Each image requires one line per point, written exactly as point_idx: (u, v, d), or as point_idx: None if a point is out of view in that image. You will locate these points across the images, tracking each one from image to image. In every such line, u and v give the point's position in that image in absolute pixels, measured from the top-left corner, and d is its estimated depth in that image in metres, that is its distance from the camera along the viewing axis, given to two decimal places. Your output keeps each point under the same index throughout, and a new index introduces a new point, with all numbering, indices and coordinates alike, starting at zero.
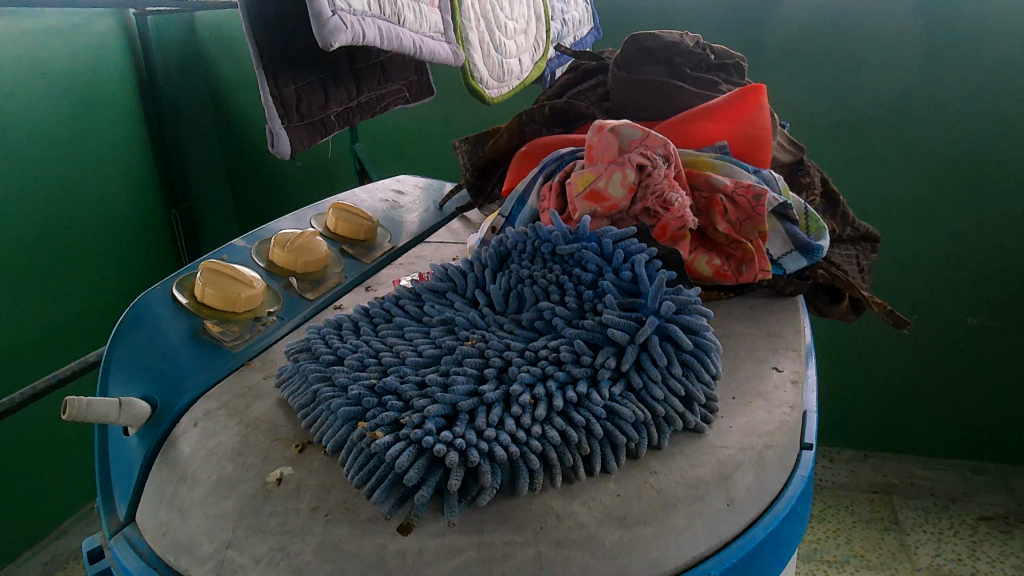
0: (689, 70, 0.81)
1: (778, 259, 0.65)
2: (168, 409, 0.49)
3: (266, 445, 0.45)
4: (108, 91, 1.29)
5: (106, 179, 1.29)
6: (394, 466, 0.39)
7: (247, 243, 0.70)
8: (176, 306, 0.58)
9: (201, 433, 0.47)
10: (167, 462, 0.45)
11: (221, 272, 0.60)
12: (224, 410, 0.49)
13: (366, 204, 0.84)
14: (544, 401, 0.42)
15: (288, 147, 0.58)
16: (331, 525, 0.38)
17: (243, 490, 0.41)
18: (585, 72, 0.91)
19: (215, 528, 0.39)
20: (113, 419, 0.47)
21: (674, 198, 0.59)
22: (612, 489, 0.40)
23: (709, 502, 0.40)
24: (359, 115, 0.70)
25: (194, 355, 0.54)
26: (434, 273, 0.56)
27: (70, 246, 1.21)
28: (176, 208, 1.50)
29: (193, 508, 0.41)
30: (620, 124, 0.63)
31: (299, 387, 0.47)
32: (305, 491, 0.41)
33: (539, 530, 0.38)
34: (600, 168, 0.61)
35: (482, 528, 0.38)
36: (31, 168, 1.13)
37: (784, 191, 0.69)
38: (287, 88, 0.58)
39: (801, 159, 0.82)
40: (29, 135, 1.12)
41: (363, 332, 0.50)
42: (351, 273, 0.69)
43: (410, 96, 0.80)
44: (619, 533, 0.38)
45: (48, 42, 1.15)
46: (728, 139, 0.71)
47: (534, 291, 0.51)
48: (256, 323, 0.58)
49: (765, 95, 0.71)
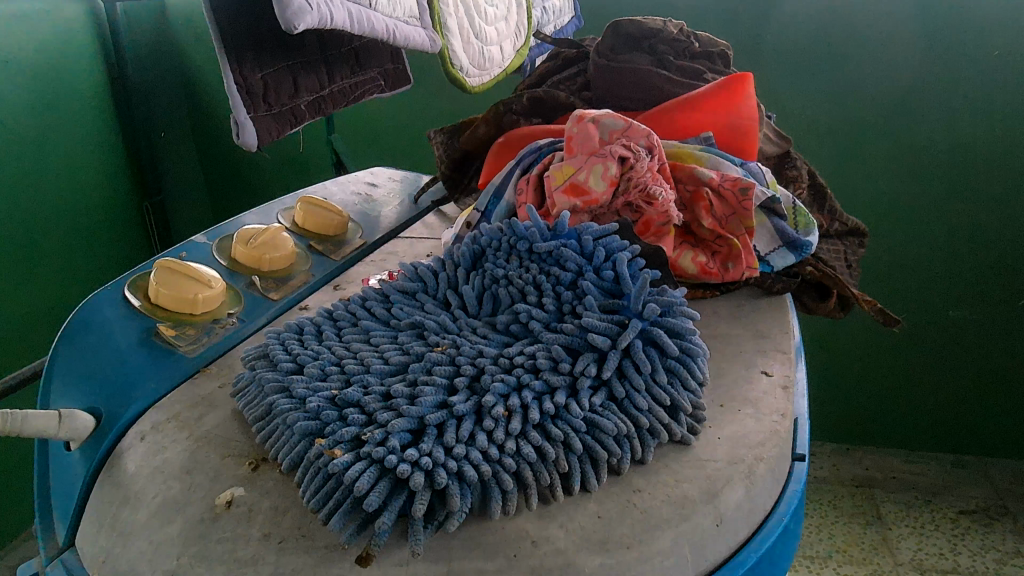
0: (674, 58, 0.78)
1: (766, 256, 0.63)
2: (115, 421, 0.45)
3: (218, 462, 0.41)
4: (79, 79, 1.23)
5: (73, 172, 1.23)
6: (351, 493, 0.35)
7: (207, 239, 0.66)
8: (127, 307, 0.54)
9: (147, 449, 0.43)
10: (110, 481, 0.41)
11: (177, 271, 0.56)
12: (175, 423, 0.45)
13: (336, 198, 0.80)
14: (519, 413, 0.39)
15: (255, 139, 0.55)
16: (284, 554, 0.35)
17: (190, 514, 0.38)
18: (566, 61, 0.87)
19: (159, 554, 0.36)
20: (52, 433, 0.43)
21: (657, 192, 0.56)
22: (591, 510, 0.37)
23: (697, 521, 0.37)
24: (333, 105, 0.65)
25: (147, 362, 0.50)
26: (404, 273, 0.53)
27: (36, 240, 1.15)
28: (148, 201, 1.45)
29: (137, 532, 0.37)
30: (601, 114, 0.60)
31: (256, 397, 0.44)
32: (257, 514, 0.37)
33: (512, 557, 0.35)
34: (580, 160, 0.58)
35: (451, 556, 0.35)
36: None
37: (772, 185, 0.66)
38: (253, 75, 0.54)
39: (788, 151, 0.80)
40: None
41: (325, 337, 0.47)
42: (319, 271, 0.66)
43: (387, 84, 0.75)
44: (600, 559, 0.35)
45: (15, 28, 1.08)
46: (715, 129, 0.68)
47: (509, 293, 0.48)
48: (214, 326, 0.55)
49: (751, 84, 0.68)
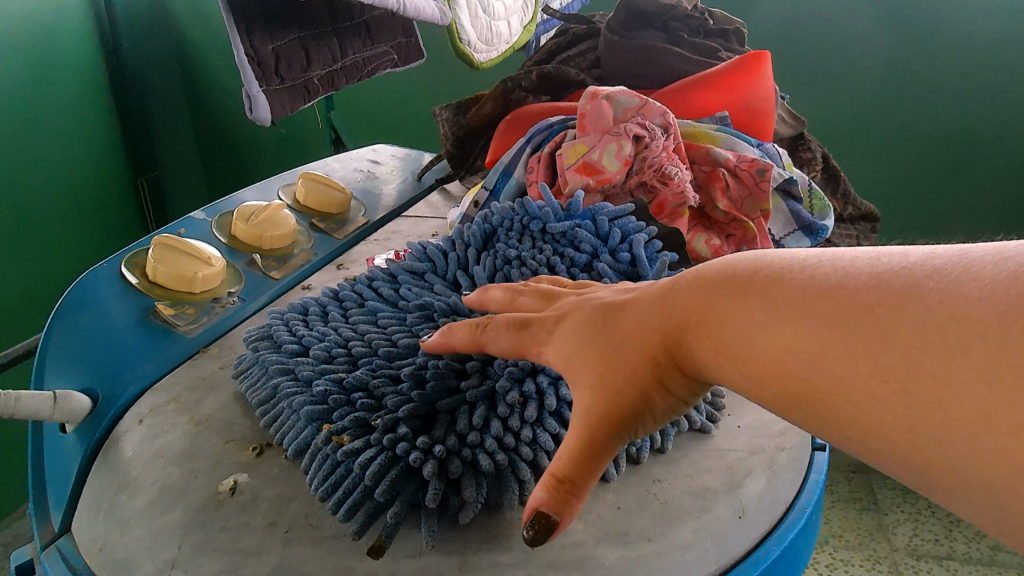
0: (687, 35, 0.77)
1: (780, 239, 0.62)
2: (112, 402, 0.44)
3: (219, 447, 0.40)
4: (71, 52, 1.20)
5: (67, 147, 1.20)
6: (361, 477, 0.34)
7: (206, 215, 0.64)
8: (124, 285, 0.53)
9: (145, 432, 0.41)
10: (108, 465, 0.40)
11: (176, 248, 0.54)
12: (173, 405, 0.44)
13: (338, 174, 0.78)
14: (534, 399, 0.38)
15: (268, 113, 0.54)
16: (291, 543, 0.34)
17: (191, 500, 0.36)
18: (575, 37, 0.85)
19: (158, 543, 0.34)
20: (47, 415, 0.41)
21: (672, 171, 0.55)
22: (611, 501, 0.36)
23: (718, 513, 0.36)
24: (345, 79, 0.64)
25: (143, 342, 0.48)
26: (412, 252, 0.51)
27: (30, 215, 1.12)
28: (142, 176, 1.42)
29: (134, 520, 0.36)
30: (614, 91, 0.59)
31: (258, 378, 0.42)
32: (261, 502, 0.36)
33: (529, 550, 0.33)
34: (593, 139, 0.56)
35: (463, 547, 0.33)
36: None
37: (788, 167, 0.65)
38: (265, 47, 0.52)
39: (802, 133, 0.78)
40: None
41: (332, 319, 0.45)
42: (321, 249, 0.64)
43: (400, 58, 0.72)
44: (620, 552, 0.33)
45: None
46: (730, 109, 0.66)
47: (522, 274, 0.46)
48: (214, 305, 0.53)
49: (767, 62, 0.65)
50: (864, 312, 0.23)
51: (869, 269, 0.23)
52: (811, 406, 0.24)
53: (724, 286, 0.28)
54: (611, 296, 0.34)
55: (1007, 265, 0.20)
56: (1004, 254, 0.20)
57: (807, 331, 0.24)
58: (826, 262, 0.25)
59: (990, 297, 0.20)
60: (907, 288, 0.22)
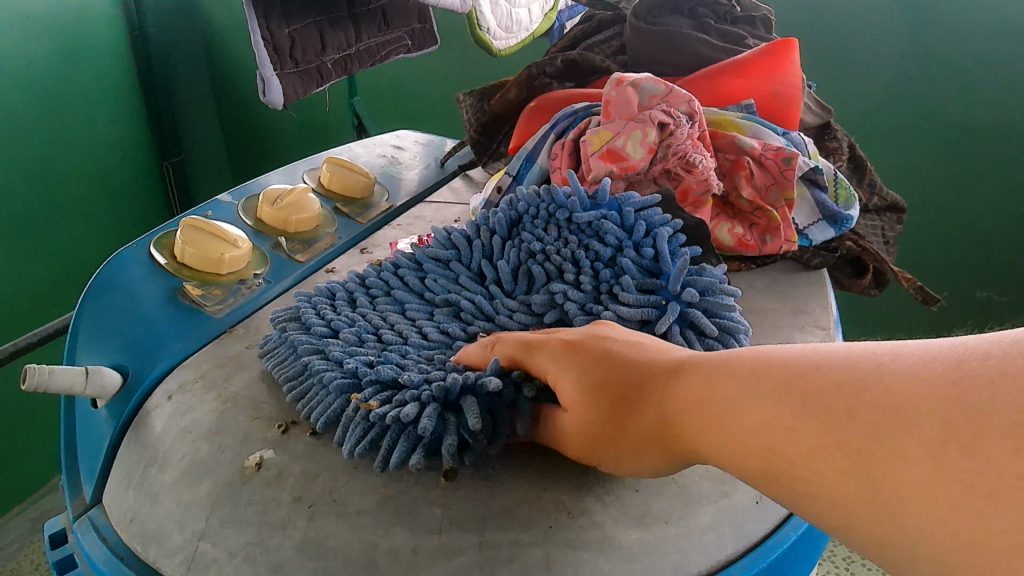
0: (715, 24, 0.76)
1: (805, 229, 0.61)
2: (141, 379, 0.45)
3: (246, 424, 0.41)
4: (100, 35, 1.21)
5: (93, 128, 1.22)
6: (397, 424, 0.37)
7: (233, 198, 0.65)
8: (153, 265, 0.54)
9: (174, 408, 0.42)
10: (138, 439, 0.41)
11: (203, 230, 0.55)
12: (201, 382, 0.45)
13: (362, 159, 0.79)
14: None
15: (280, 97, 0.54)
16: (316, 518, 0.34)
17: (219, 475, 0.37)
18: (600, 23, 0.85)
19: (188, 515, 0.35)
20: (79, 390, 0.42)
21: (696, 159, 0.54)
22: (630, 483, 0.36)
23: (737, 498, 0.36)
24: (356, 64, 0.64)
25: (171, 321, 0.49)
26: (436, 237, 0.51)
27: (57, 194, 1.14)
28: (167, 160, 1.44)
29: (165, 493, 0.37)
30: (640, 78, 0.58)
31: (286, 358, 0.43)
32: (287, 478, 0.37)
33: (549, 529, 0.34)
34: (617, 125, 0.56)
35: (484, 526, 0.34)
36: (24, 116, 1.06)
37: (813, 156, 0.64)
38: (280, 31, 0.52)
39: (828, 122, 0.77)
40: (22, 84, 1.05)
41: (359, 305, 0.46)
42: (345, 233, 0.65)
43: (414, 45, 0.72)
44: (638, 534, 0.34)
45: None
46: (756, 97, 0.66)
47: (546, 269, 0.47)
48: (241, 286, 0.54)
49: (795, 48, 0.65)
50: (865, 412, 0.22)
51: (872, 370, 0.23)
52: (789, 474, 0.25)
53: (733, 367, 0.28)
54: (625, 344, 0.34)
55: (989, 395, 0.19)
56: (992, 383, 0.19)
57: (800, 424, 0.24)
58: (831, 355, 0.25)
59: (985, 432, 0.19)
60: (890, 400, 0.22)
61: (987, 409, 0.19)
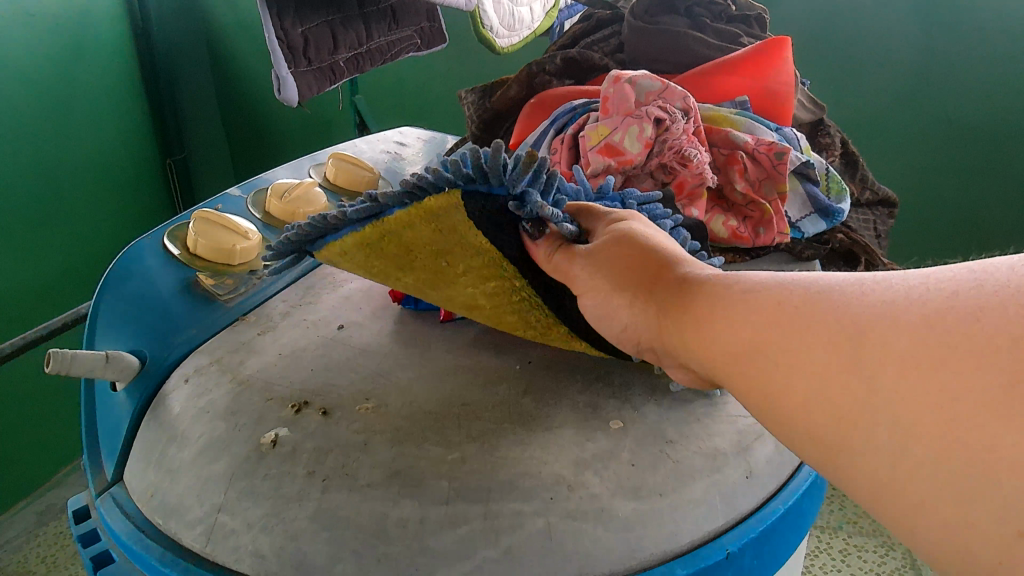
0: (709, 21, 0.78)
1: (797, 222, 0.63)
2: (159, 364, 0.47)
3: (261, 405, 0.43)
4: (104, 34, 1.23)
5: (98, 126, 1.24)
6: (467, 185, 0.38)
7: (241, 192, 0.67)
8: (167, 257, 0.56)
9: (191, 391, 0.44)
10: (157, 420, 0.43)
11: (215, 222, 0.57)
12: (216, 367, 0.46)
13: (366, 155, 0.81)
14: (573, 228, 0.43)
15: (295, 94, 0.56)
16: (329, 491, 0.36)
17: (236, 452, 0.39)
18: (598, 22, 0.87)
19: (206, 490, 0.37)
20: (100, 373, 0.44)
21: (691, 154, 0.56)
22: (626, 459, 0.38)
23: (728, 474, 0.38)
24: (369, 62, 0.66)
25: (186, 309, 0.51)
26: None
27: (62, 192, 1.16)
28: (171, 158, 1.46)
29: (184, 469, 0.39)
30: (637, 75, 0.60)
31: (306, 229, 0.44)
32: (301, 454, 0.39)
33: (549, 501, 0.36)
34: (614, 121, 0.58)
35: (488, 497, 0.36)
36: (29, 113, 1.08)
37: (806, 151, 0.66)
38: (294, 30, 0.54)
39: (822, 118, 0.79)
40: (28, 82, 1.07)
41: None
42: None
43: (423, 44, 0.75)
44: (634, 505, 0.36)
45: None
46: (749, 93, 0.68)
47: None
48: (251, 277, 0.56)
49: (789, 47, 0.67)
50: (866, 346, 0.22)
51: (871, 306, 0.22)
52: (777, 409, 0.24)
53: (739, 283, 0.29)
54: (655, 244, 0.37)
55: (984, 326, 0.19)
56: (984, 313, 0.19)
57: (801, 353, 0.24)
58: (831, 280, 0.25)
59: (981, 362, 0.19)
60: (884, 324, 0.21)
61: (978, 340, 0.19)
